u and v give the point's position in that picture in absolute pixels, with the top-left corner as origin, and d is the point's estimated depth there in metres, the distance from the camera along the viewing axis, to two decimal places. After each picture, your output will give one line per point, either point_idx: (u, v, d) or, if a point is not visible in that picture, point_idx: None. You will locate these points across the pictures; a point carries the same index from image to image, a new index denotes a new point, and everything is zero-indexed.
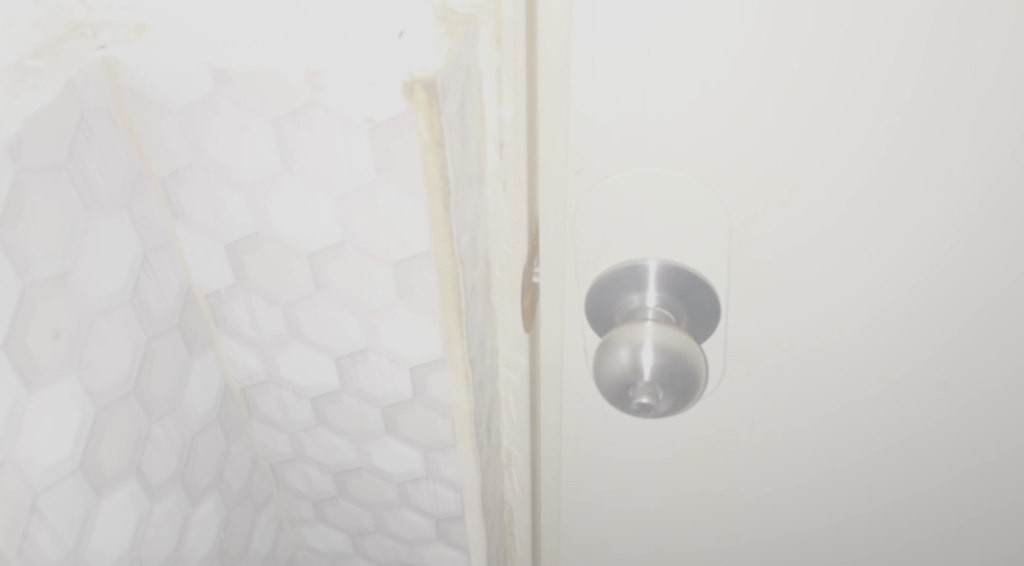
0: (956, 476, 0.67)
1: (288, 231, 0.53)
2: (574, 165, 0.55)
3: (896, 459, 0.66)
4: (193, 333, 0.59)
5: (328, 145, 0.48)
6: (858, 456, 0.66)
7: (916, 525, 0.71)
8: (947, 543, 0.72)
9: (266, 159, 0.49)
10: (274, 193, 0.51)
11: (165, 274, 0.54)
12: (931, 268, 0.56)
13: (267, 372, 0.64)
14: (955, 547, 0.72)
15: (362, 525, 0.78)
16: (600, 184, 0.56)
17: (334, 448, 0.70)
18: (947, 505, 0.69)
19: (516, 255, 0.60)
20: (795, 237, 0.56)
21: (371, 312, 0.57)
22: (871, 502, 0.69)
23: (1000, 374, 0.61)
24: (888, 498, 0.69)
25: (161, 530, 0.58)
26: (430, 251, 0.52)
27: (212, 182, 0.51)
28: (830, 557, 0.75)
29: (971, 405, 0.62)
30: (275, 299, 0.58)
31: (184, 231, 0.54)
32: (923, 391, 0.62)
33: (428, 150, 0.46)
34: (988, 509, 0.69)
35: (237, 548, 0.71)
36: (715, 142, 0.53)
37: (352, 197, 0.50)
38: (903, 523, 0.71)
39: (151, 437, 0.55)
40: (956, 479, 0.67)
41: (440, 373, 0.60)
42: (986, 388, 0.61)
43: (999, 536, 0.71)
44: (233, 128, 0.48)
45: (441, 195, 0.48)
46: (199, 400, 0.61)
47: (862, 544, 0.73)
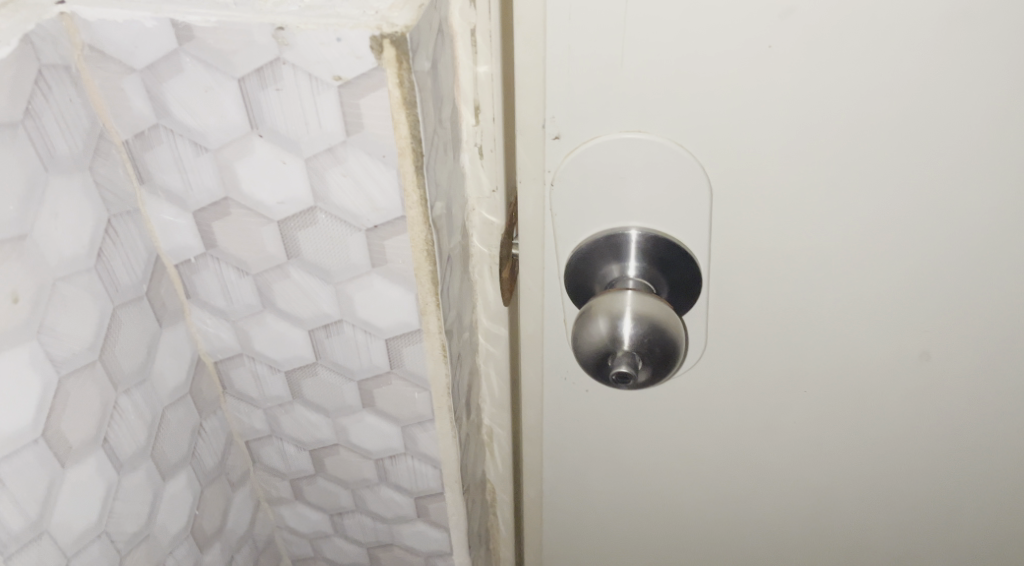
0: (939, 454, 0.65)
1: (258, 196, 0.51)
2: (551, 131, 0.54)
3: (878, 439, 0.65)
4: (163, 302, 0.57)
5: (297, 106, 0.47)
6: (838, 430, 0.65)
7: (900, 510, 0.70)
8: (934, 531, 0.71)
9: (232, 122, 0.48)
10: (243, 157, 0.49)
11: (132, 240, 0.53)
12: (915, 234, 0.54)
13: (239, 345, 0.63)
14: (937, 533, 0.71)
15: (339, 504, 0.77)
16: (577, 151, 0.55)
17: (315, 425, 0.69)
18: (931, 486, 0.67)
19: (495, 224, 0.59)
20: (777, 204, 0.55)
21: (344, 282, 0.56)
22: (855, 483, 0.68)
23: (989, 354, 0.59)
24: (871, 479, 0.68)
25: (132, 504, 0.57)
26: (403, 216, 0.50)
27: (177, 147, 0.50)
28: (813, 540, 0.74)
29: (956, 384, 0.61)
30: (247, 269, 0.57)
31: (152, 197, 0.53)
32: (906, 368, 0.61)
33: (398, 109, 0.45)
34: (975, 494, 0.67)
35: (213, 525, 0.70)
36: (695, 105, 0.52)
37: (323, 159, 0.49)
38: (886, 507, 0.69)
39: (118, 410, 0.54)
40: (939, 456, 0.65)
41: (416, 344, 0.59)
42: (974, 368, 0.60)
43: (986, 524, 0.69)
44: (200, 88, 0.47)
45: (413, 157, 0.47)
46: (168, 370, 0.59)
47: (846, 527, 0.72)
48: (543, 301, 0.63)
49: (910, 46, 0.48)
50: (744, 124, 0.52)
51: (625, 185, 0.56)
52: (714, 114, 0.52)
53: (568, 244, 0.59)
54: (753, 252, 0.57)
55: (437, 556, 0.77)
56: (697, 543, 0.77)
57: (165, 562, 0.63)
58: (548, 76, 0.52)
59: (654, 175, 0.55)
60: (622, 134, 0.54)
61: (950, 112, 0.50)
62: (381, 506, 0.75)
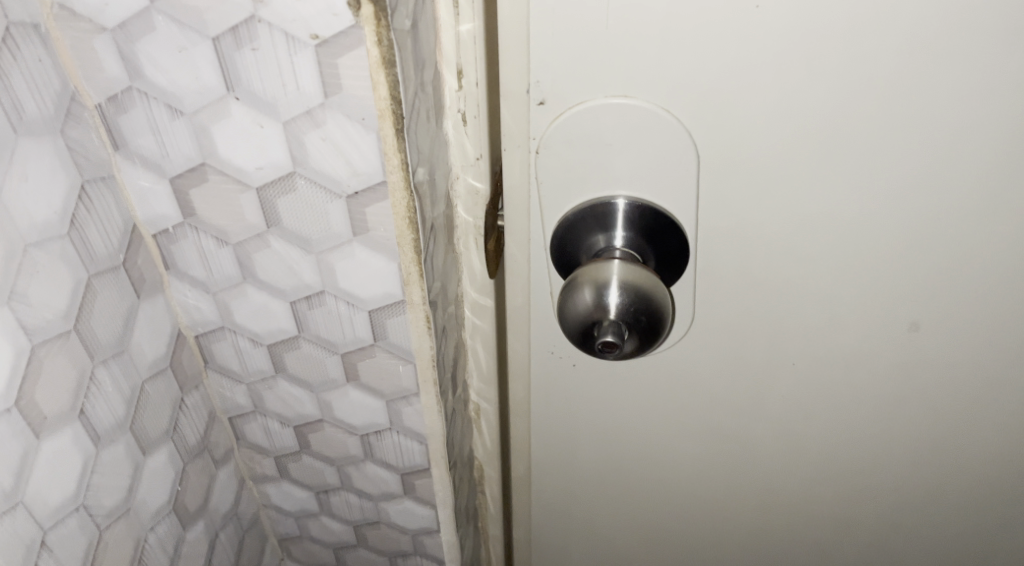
0: (927, 427, 0.65)
1: (236, 163, 0.50)
2: (536, 96, 0.53)
3: (866, 412, 0.64)
4: (142, 273, 0.56)
5: (274, 66, 0.46)
6: (826, 402, 0.64)
7: (888, 485, 0.69)
8: (922, 507, 0.70)
9: (208, 84, 0.47)
10: (220, 121, 0.49)
11: (108, 208, 0.52)
12: (905, 199, 0.54)
13: (220, 318, 0.62)
14: (923, 507, 0.70)
15: (325, 482, 0.76)
16: (562, 117, 0.54)
17: (298, 401, 0.68)
18: (918, 459, 0.67)
19: (480, 193, 0.58)
20: (765, 170, 0.54)
21: (325, 252, 0.55)
22: (843, 457, 0.68)
23: (978, 325, 0.59)
24: (859, 453, 0.67)
25: (111, 477, 0.56)
26: (384, 181, 0.49)
27: (152, 111, 0.49)
28: (801, 516, 0.73)
29: (945, 356, 0.60)
30: (226, 238, 0.56)
31: (128, 164, 0.52)
32: (895, 340, 0.60)
33: (378, 69, 0.45)
34: (962, 466, 0.67)
35: (198, 502, 0.69)
36: (681, 67, 0.51)
37: (301, 122, 0.48)
38: (875, 482, 0.69)
39: (95, 381, 0.53)
40: (927, 428, 0.65)
41: (400, 316, 0.58)
42: (963, 340, 0.59)
43: (975, 497, 0.69)
44: (174, 49, 0.46)
45: (393, 119, 0.46)
46: (148, 342, 0.58)
47: (834, 503, 0.71)
48: (530, 273, 0.62)
49: (896, 5, 0.48)
50: (730, 88, 0.51)
51: (612, 152, 0.55)
52: (700, 77, 0.51)
53: (554, 214, 0.58)
54: (742, 221, 0.56)
55: (424, 533, 0.76)
56: (683, 519, 0.76)
57: (147, 538, 0.62)
58: (530, 38, 0.51)
59: (641, 142, 0.54)
60: (607, 99, 0.53)
61: (939, 75, 0.49)
62: (367, 484, 0.74)
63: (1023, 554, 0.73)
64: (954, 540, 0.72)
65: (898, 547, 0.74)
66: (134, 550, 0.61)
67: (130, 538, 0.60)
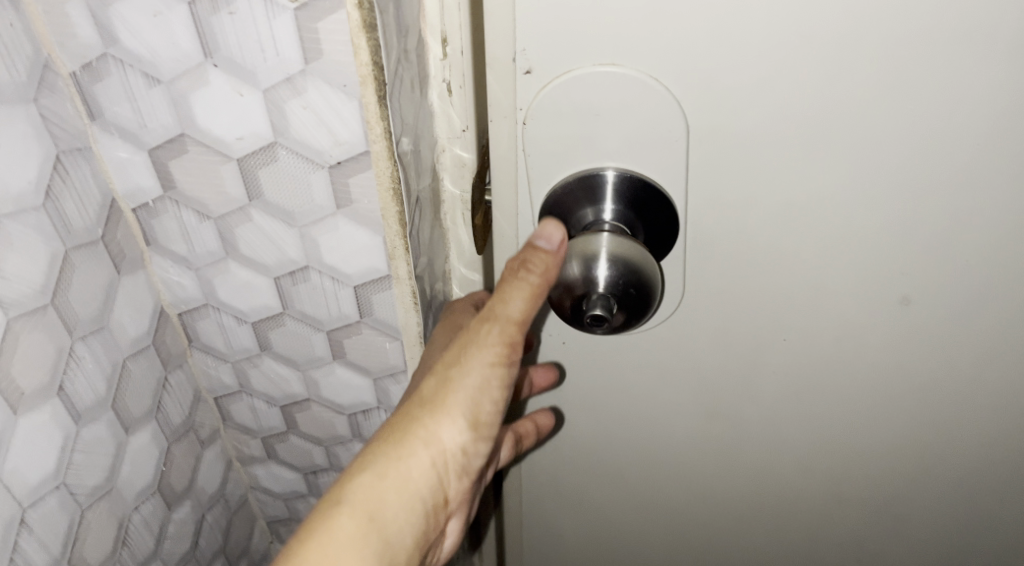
0: (918, 403, 0.64)
1: (215, 133, 0.49)
2: (521, 64, 0.52)
3: (857, 389, 0.64)
4: (122, 248, 0.55)
5: (252, 31, 0.45)
6: (818, 378, 0.64)
7: (880, 462, 0.69)
8: (913, 484, 0.70)
9: (185, 50, 0.46)
10: (198, 89, 0.47)
11: (85, 180, 0.51)
12: (898, 170, 0.53)
13: (204, 294, 0.61)
14: (915, 483, 0.70)
15: (314, 462, 0.75)
16: (549, 86, 0.53)
17: (284, 380, 0.67)
18: (910, 436, 0.66)
19: (466, 165, 0.57)
20: (757, 140, 0.53)
21: (309, 226, 0.54)
22: (835, 435, 0.67)
23: (970, 299, 0.58)
24: (851, 430, 0.67)
25: (93, 456, 0.55)
26: (367, 151, 0.48)
27: (128, 78, 0.48)
28: (792, 495, 0.73)
29: (937, 331, 0.60)
30: (208, 212, 0.54)
31: (104, 135, 0.51)
32: (887, 315, 0.59)
33: (359, 33, 0.43)
34: (955, 441, 0.66)
35: (184, 483, 0.68)
36: (670, 33, 0.50)
37: (281, 90, 0.47)
38: (865, 459, 0.69)
39: (74, 357, 0.52)
40: (920, 403, 0.64)
41: (386, 291, 0.57)
42: (954, 314, 0.59)
43: (966, 474, 0.69)
44: (149, 14, 0.45)
45: (375, 86, 0.45)
46: (129, 319, 0.57)
47: (825, 480, 0.71)
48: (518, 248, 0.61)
49: None
50: (718, 56, 0.50)
51: (600, 123, 0.54)
52: (690, 44, 0.50)
53: (542, 187, 0.57)
54: (732, 193, 0.55)
55: None
56: (674, 498, 0.76)
57: (131, 519, 0.61)
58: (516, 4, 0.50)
59: (629, 112, 0.53)
60: (595, 68, 0.52)
61: (929, 42, 0.49)
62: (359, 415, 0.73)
63: (1014, 534, 0.73)
64: (947, 516, 0.72)
65: (891, 524, 0.73)
66: (119, 530, 0.60)
67: (113, 518, 0.59)
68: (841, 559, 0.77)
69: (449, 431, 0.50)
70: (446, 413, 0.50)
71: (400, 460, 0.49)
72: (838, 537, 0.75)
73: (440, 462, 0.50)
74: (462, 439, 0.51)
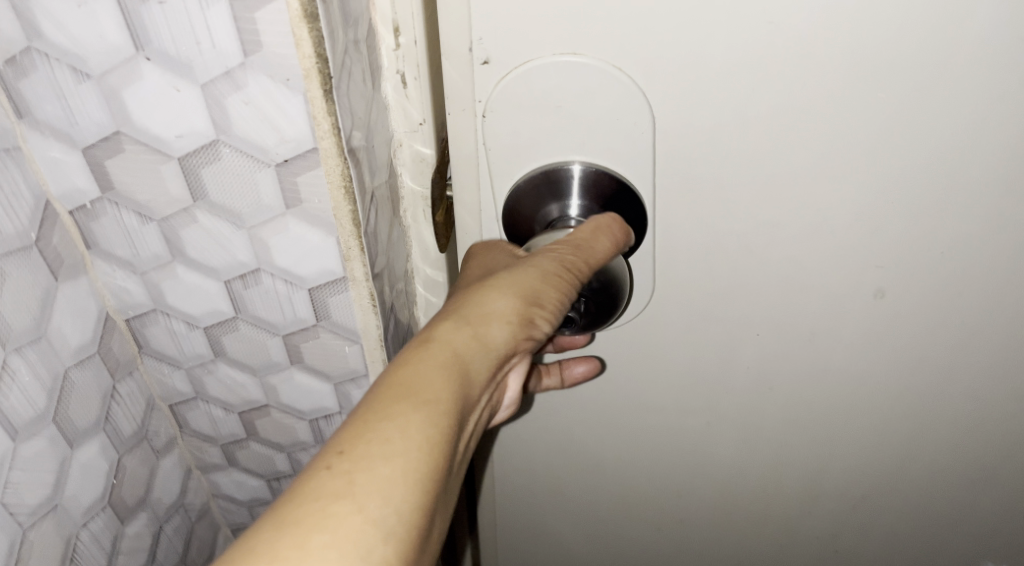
0: (894, 399, 0.63)
1: (152, 130, 0.46)
2: (478, 56, 0.50)
3: (830, 387, 0.62)
4: (60, 253, 0.52)
5: (185, 21, 0.42)
6: (792, 374, 0.62)
7: (854, 458, 0.67)
8: (885, 482, 0.69)
9: (114, 43, 0.43)
10: (131, 84, 0.44)
11: (14, 183, 0.48)
12: (871, 157, 0.51)
13: (151, 299, 0.58)
14: (892, 477, 0.68)
15: (278, 469, 0.74)
16: (510, 76, 0.50)
17: (242, 387, 0.65)
18: (885, 432, 0.65)
19: (425, 160, 0.54)
20: (725, 129, 0.50)
21: (257, 228, 0.51)
22: (809, 431, 0.66)
23: (946, 292, 0.56)
24: (826, 427, 0.65)
25: (34, 474, 0.52)
26: (316, 148, 0.46)
27: (55, 74, 0.45)
28: (765, 492, 0.71)
29: (914, 325, 0.58)
30: (150, 215, 0.52)
31: (33, 134, 0.47)
32: (858, 308, 0.57)
33: (300, 22, 0.41)
34: (932, 434, 0.65)
35: (139, 494, 0.66)
36: (634, 17, 0.47)
37: (220, 85, 0.44)
38: (838, 457, 0.67)
39: (9, 372, 0.49)
40: (896, 397, 0.62)
41: (342, 294, 0.55)
42: (930, 307, 0.57)
43: (938, 469, 0.67)
44: (72, 4, 0.42)
45: (321, 79, 0.42)
46: (70, 328, 0.54)
47: (798, 478, 0.69)
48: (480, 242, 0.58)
49: None
50: (683, 44, 0.48)
51: (563, 114, 0.51)
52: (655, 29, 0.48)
53: (505, 181, 0.54)
54: (700, 184, 0.53)
55: None
56: (645, 495, 0.74)
57: (80, 536, 0.58)
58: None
59: (591, 103, 0.51)
60: (558, 56, 0.49)
61: (902, 30, 0.46)
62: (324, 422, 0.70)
63: (985, 529, 0.72)
64: (920, 513, 0.71)
65: (868, 518, 0.72)
66: (67, 548, 0.57)
67: (59, 536, 0.56)
68: (819, 553, 0.75)
69: (524, 303, 0.50)
70: (523, 286, 0.51)
71: (485, 310, 0.50)
72: (812, 532, 0.74)
73: (524, 325, 0.51)
74: (541, 313, 0.51)
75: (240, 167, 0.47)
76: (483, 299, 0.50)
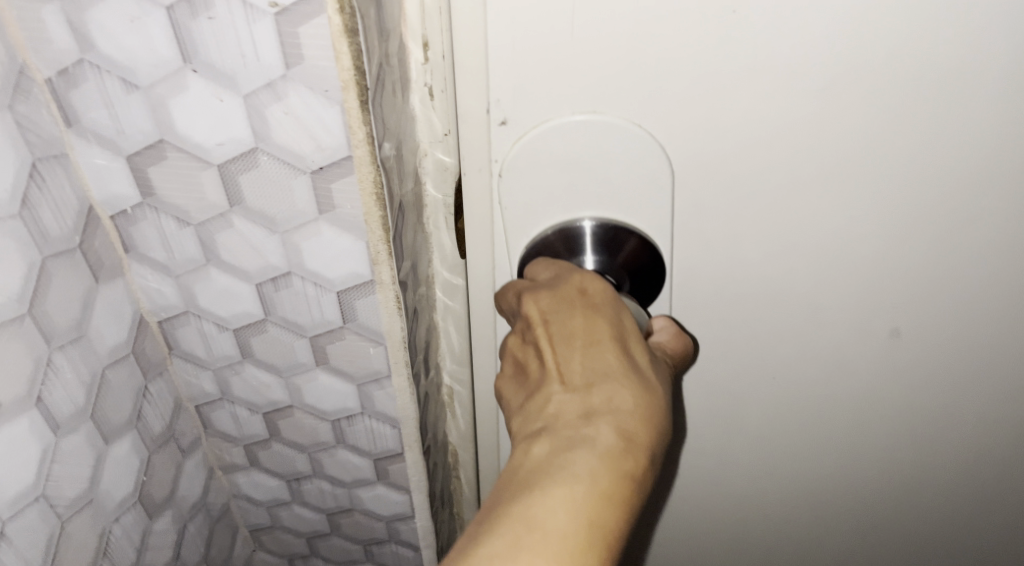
0: (896, 405, 0.67)
1: (195, 138, 0.49)
2: (496, 116, 0.53)
3: (839, 397, 0.66)
4: (100, 256, 0.55)
5: (232, 36, 0.44)
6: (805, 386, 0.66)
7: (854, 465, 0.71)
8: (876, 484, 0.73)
9: (164, 56, 0.45)
10: (177, 94, 0.47)
11: (61, 187, 0.50)
12: (868, 155, 0.54)
13: (184, 302, 0.60)
14: (910, 468, 0.72)
15: (298, 469, 0.76)
16: (527, 136, 0.54)
17: (268, 388, 0.67)
18: (883, 435, 0.69)
19: (449, 169, 0.56)
20: (737, 137, 0.53)
21: (290, 232, 0.53)
22: (815, 440, 0.69)
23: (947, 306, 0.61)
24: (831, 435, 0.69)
25: (72, 467, 0.55)
26: (350, 156, 0.48)
27: (106, 84, 0.47)
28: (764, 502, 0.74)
29: (922, 332, 0.63)
30: (188, 220, 0.54)
31: (80, 141, 0.50)
32: (872, 321, 0.62)
33: (340, 37, 0.43)
34: (941, 420, 0.68)
35: (165, 492, 0.68)
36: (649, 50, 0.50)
37: (261, 95, 0.46)
38: (838, 464, 0.71)
39: (53, 368, 0.52)
40: (891, 398, 0.67)
41: (369, 298, 0.57)
42: (935, 319, 0.62)
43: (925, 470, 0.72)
44: (126, 18, 0.45)
45: (358, 91, 0.45)
46: (108, 327, 0.57)
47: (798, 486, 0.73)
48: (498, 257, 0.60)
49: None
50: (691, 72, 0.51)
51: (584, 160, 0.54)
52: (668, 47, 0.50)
53: (521, 239, 0.57)
54: (708, 190, 0.56)
55: (398, 521, 0.81)
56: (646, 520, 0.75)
57: (112, 530, 0.61)
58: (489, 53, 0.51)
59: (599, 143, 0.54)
60: (574, 115, 0.53)
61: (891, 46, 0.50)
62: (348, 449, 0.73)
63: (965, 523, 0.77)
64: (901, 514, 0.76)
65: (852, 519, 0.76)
66: (100, 541, 0.59)
67: (93, 529, 0.58)
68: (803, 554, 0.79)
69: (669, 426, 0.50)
70: (668, 408, 0.50)
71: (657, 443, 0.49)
72: (847, 526, 0.76)
73: None
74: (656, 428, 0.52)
75: (277, 174, 0.50)
76: (642, 416, 0.48)
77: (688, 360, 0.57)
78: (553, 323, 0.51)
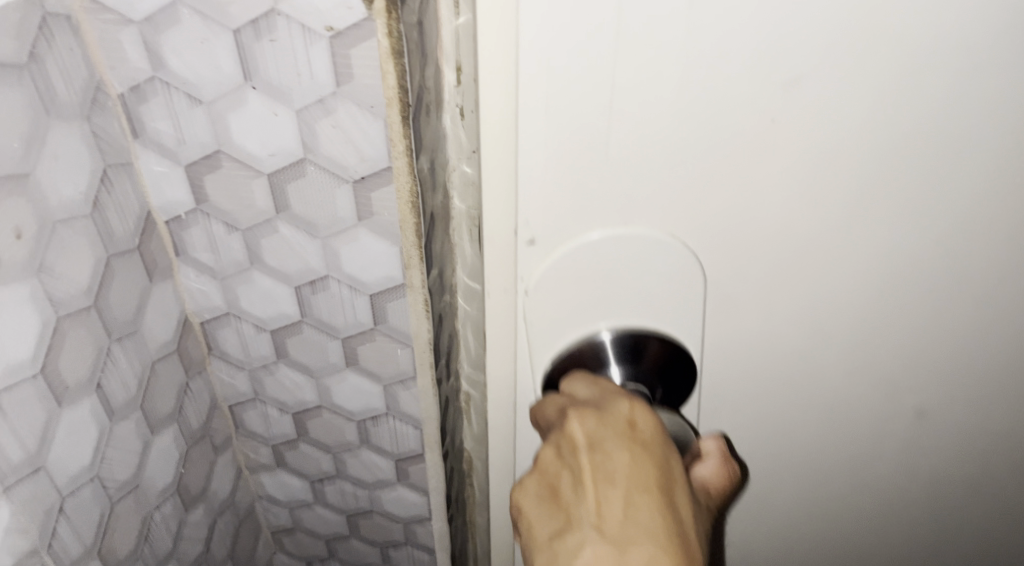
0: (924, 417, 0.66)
1: (250, 148, 0.54)
2: (525, 234, 0.54)
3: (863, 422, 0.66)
4: (154, 258, 0.60)
5: (290, 58, 0.50)
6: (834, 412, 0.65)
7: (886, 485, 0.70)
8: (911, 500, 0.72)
9: (227, 74, 0.51)
10: (236, 108, 0.52)
11: (125, 191, 0.55)
12: (875, 224, 0.56)
13: (226, 303, 0.65)
14: (927, 493, 0.72)
15: (322, 469, 0.80)
16: (554, 255, 0.55)
17: (299, 389, 0.71)
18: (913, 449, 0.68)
19: (474, 182, 0.59)
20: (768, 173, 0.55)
21: (330, 238, 0.58)
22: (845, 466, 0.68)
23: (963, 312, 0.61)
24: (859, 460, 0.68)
25: (123, 452, 0.59)
26: (389, 167, 0.53)
27: (172, 98, 0.52)
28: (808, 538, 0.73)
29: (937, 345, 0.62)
30: (236, 225, 0.59)
31: (144, 151, 0.55)
32: (893, 339, 0.61)
33: (387, 59, 0.49)
34: (946, 445, 0.69)
35: (198, 486, 0.72)
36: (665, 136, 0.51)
37: (313, 110, 0.51)
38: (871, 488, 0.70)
39: (112, 358, 0.56)
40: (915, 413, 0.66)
41: (400, 300, 0.62)
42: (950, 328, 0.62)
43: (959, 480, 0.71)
44: (196, 40, 0.50)
45: (400, 107, 0.50)
46: (158, 324, 0.61)
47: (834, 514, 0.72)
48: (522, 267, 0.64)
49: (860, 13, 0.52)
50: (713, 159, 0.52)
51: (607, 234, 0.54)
52: (696, 138, 0.51)
53: (546, 354, 0.57)
54: (733, 274, 0.57)
55: (416, 523, 0.85)
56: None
57: (154, 516, 0.65)
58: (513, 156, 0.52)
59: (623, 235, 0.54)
60: (595, 234, 0.54)
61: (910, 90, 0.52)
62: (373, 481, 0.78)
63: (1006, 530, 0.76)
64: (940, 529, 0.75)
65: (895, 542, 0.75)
66: (142, 525, 0.63)
67: (137, 513, 0.62)
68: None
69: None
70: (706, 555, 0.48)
71: None
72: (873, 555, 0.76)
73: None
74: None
75: (322, 182, 0.55)
76: None
77: (733, 487, 0.55)
78: (598, 454, 0.48)
